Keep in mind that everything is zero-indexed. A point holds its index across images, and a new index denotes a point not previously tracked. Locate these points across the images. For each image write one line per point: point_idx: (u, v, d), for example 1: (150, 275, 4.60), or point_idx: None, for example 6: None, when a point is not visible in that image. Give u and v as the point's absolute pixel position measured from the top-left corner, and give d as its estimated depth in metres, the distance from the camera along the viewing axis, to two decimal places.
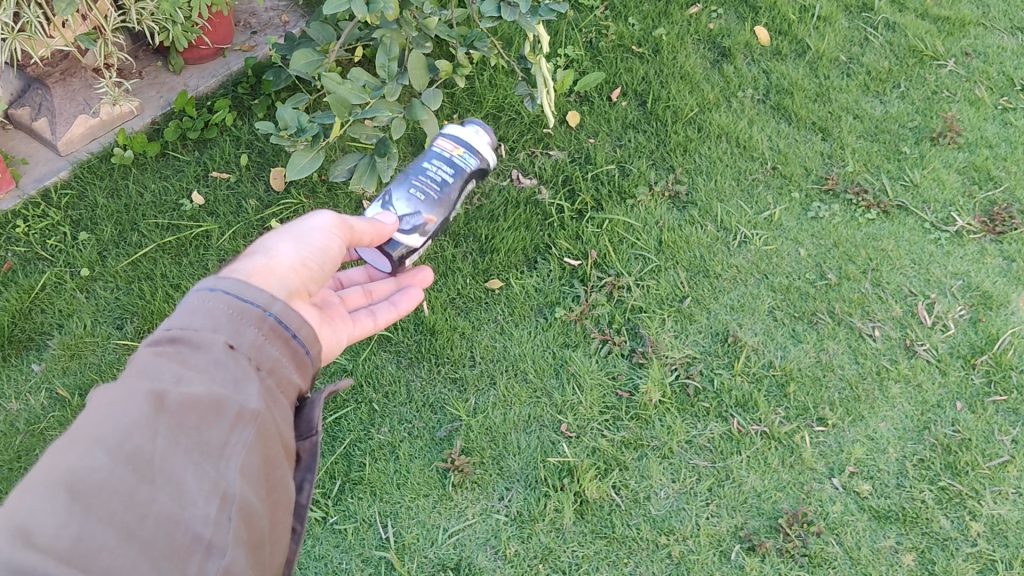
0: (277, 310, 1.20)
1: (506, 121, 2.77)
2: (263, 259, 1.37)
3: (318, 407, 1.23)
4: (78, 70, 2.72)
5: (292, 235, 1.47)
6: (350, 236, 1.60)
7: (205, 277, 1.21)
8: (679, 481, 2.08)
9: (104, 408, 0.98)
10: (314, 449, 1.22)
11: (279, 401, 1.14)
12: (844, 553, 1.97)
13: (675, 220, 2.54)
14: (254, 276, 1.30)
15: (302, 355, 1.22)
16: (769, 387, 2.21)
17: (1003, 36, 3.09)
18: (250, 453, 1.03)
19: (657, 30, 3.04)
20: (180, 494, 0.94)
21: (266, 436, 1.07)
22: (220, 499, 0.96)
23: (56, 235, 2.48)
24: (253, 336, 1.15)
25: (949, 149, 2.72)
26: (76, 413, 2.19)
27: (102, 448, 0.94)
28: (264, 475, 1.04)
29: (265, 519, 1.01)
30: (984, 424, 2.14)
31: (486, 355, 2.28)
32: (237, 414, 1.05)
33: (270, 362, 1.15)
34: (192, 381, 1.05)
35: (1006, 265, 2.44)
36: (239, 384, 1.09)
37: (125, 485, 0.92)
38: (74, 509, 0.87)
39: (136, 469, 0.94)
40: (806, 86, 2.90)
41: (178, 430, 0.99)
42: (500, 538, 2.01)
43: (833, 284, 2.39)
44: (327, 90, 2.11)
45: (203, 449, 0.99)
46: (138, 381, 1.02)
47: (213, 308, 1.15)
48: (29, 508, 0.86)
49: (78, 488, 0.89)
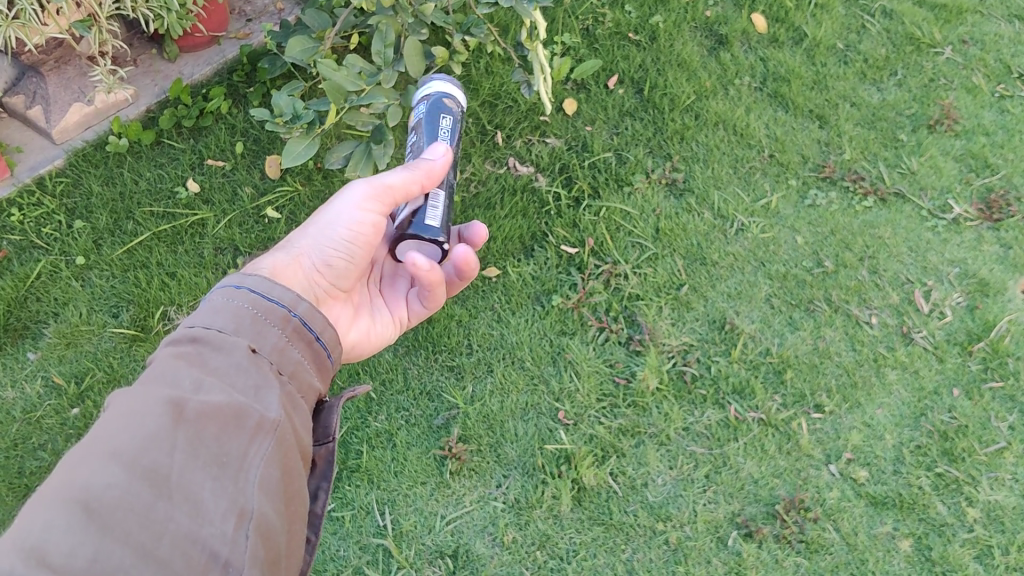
0: (302, 311, 1.23)
1: (503, 108, 2.76)
2: (285, 257, 1.42)
3: (336, 413, 1.26)
4: (72, 58, 2.68)
5: (317, 228, 1.47)
6: (395, 197, 1.48)
7: (230, 274, 1.22)
8: (676, 468, 2.08)
9: (120, 419, 0.98)
10: (330, 457, 1.24)
11: (298, 407, 1.15)
12: (840, 539, 1.97)
13: (673, 208, 2.54)
14: (277, 275, 1.37)
15: (324, 358, 1.26)
16: (766, 374, 2.21)
17: (1000, 23, 3.08)
18: (268, 465, 1.03)
19: (654, 17, 3.03)
20: (198, 511, 0.93)
21: (284, 447, 1.07)
22: (237, 516, 0.95)
23: (52, 223, 2.47)
24: (276, 338, 1.17)
25: (947, 136, 2.72)
26: (72, 402, 2.18)
27: (118, 462, 0.92)
28: (281, 488, 1.04)
29: (282, 535, 1.01)
30: (981, 411, 2.15)
31: (483, 343, 2.28)
32: (256, 426, 1.05)
33: (292, 366, 1.18)
34: (211, 390, 1.04)
35: (1003, 252, 2.44)
36: (260, 391, 1.09)
37: (142, 502, 0.90)
38: (89, 528, 0.86)
39: (153, 484, 0.92)
40: (804, 73, 2.89)
41: (197, 441, 0.98)
42: (498, 524, 2.01)
43: (830, 271, 2.39)
44: (323, 76, 2.07)
45: (221, 461, 0.99)
46: (156, 389, 1.02)
47: (236, 308, 1.17)
48: (43, 526, 0.85)
49: (93, 506, 0.88)
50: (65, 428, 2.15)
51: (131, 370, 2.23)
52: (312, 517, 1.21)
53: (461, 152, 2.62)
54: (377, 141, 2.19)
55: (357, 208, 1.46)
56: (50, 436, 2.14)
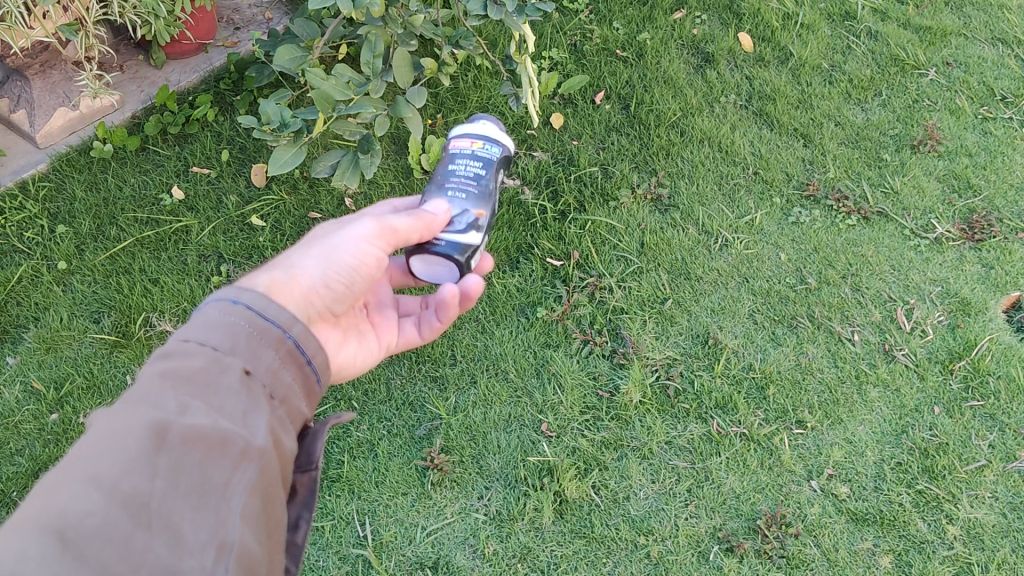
0: (296, 332, 1.21)
1: (490, 121, 2.80)
2: (283, 273, 1.34)
3: (321, 439, 1.24)
4: (59, 62, 2.71)
5: (321, 248, 1.40)
6: (398, 241, 1.47)
7: (227, 287, 1.20)
8: (659, 481, 2.07)
9: (103, 440, 0.94)
10: (312, 486, 1.22)
11: (287, 431, 1.14)
12: (822, 555, 1.97)
13: (658, 222, 2.56)
14: (272, 292, 1.28)
15: (313, 382, 1.23)
16: (749, 389, 2.22)
17: (984, 46, 3.14)
18: (252, 494, 1.00)
19: (641, 34, 3.09)
20: (178, 541, 0.90)
21: (269, 474, 1.05)
22: (219, 548, 0.92)
23: (34, 227, 2.46)
24: (270, 360, 1.15)
25: (930, 157, 2.75)
26: (51, 407, 2.16)
27: (98, 489, 0.89)
28: (263, 518, 1.01)
29: (263, 565, 0.98)
30: (962, 429, 2.15)
31: (467, 354, 2.27)
32: (242, 452, 1.02)
33: (283, 390, 1.15)
34: (197, 413, 1.01)
35: (985, 272, 2.46)
36: (248, 416, 1.07)
37: (120, 531, 0.86)
38: (66, 557, 0.81)
39: (133, 511, 0.89)
40: (789, 92, 2.93)
41: (181, 466, 0.95)
42: (479, 536, 1.99)
43: (813, 288, 2.41)
44: (312, 85, 2.09)
45: (204, 488, 0.96)
46: (142, 410, 0.98)
47: (232, 325, 1.14)
48: (17, 554, 0.79)
49: (70, 535, 0.84)
50: (42, 433, 2.12)
51: (111, 376, 2.20)
52: (291, 548, 1.19)
53: None
54: (364, 151, 2.22)
55: (364, 241, 1.43)
56: (27, 441, 2.11)
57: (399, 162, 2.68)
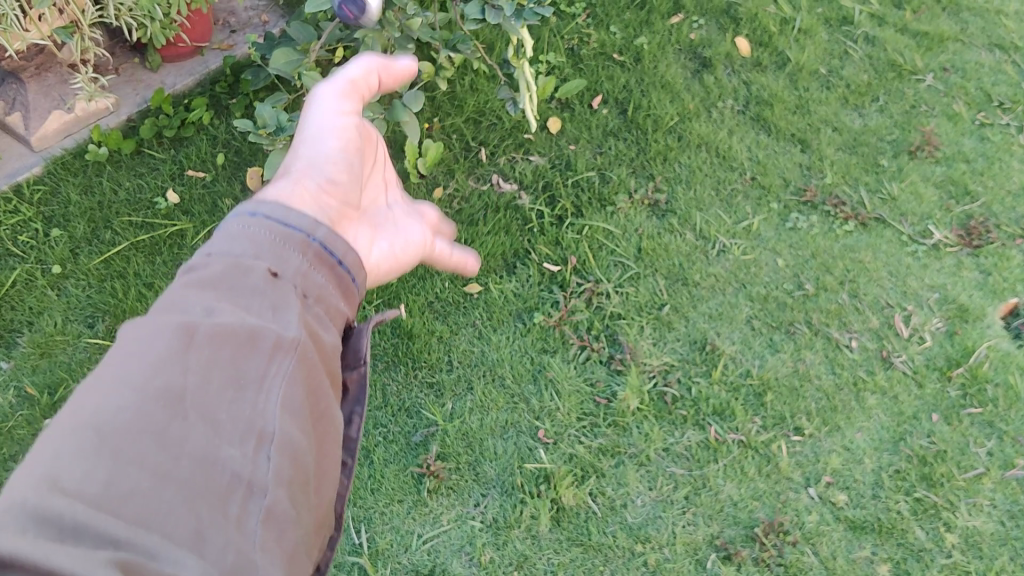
0: (323, 235, 1.16)
1: (487, 125, 2.80)
2: (288, 183, 1.32)
3: (365, 336, 1.20)
4: (54, 65, 2.70)
5: (309, 145, 1.42)
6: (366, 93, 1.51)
7: (244, 199, 1.15)
8: (656, 489, 2.06)
9: (132, 341, 0.93)
10: (362, 380, 1.18)
11: (326, 327, 1.10)
12: (819, 563, 1.95)
13: (655, 228, 2.55)
14: (285, 199, 1.26)
15: (349, 283, 1.18)
16: (747, 396, 2.21)
17: (981, 52, 3.14)
18: (291, 384, 0.98)
19: (639, 39, 3.09)
20: (214, 430, 0.89)
21: (309, 366, 1.02)
22: (256, 438, 0.91)
23: (28, 231, 2.44)
24: (298, 263, 1.11)
25: (927, 162, 2.75)
26: (45, 412, 2.13)
27: (127, 386, 0.87)
28: (307, 406, 1.00)
29: (310, 457, 0.97)
30: (960, 437, 2.14)
31: (464, 360, 2.26)
32: (275, 344, 0.99)
33: (316, 290, 1.11)
34: (224, 313, 0.99)
35: (983, 278, 2.46)
36: (277, 312, 1.03)
37: (155, 421, 0.85)
38: (102, 452, 0.81)
39: (167, 404, 0.87)
40: (786, 98, 2.93)
41: (213, 363, 0.93)
42: (475, 544, 1.98)
43: (811, 294, 2.40)
44: (308, 89, 2.07)
45: (238, 382, 0.94)
46: (171, 315, 0.97)
47: (253, 233, 1.10)
48: (53, 454, 0.80)
49: (104, 430, 0.83)
50: (36, 439, 2.09)
51: None
52: (348, 443, 1.18)
53: (446, 169, 2.66)
54: None
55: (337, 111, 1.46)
56: (21, 447, 2.08)
57: (395, 165, 2.67)
